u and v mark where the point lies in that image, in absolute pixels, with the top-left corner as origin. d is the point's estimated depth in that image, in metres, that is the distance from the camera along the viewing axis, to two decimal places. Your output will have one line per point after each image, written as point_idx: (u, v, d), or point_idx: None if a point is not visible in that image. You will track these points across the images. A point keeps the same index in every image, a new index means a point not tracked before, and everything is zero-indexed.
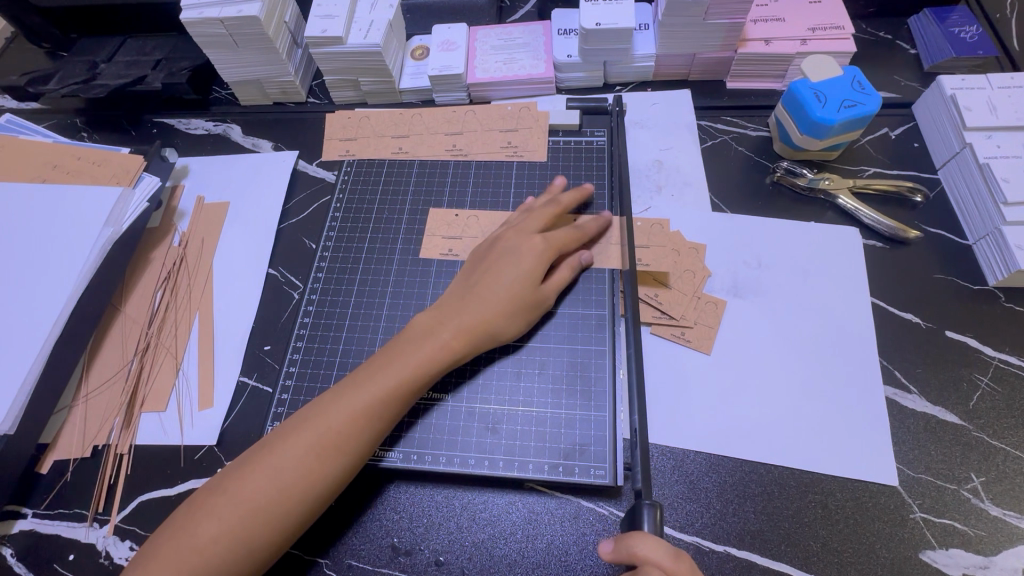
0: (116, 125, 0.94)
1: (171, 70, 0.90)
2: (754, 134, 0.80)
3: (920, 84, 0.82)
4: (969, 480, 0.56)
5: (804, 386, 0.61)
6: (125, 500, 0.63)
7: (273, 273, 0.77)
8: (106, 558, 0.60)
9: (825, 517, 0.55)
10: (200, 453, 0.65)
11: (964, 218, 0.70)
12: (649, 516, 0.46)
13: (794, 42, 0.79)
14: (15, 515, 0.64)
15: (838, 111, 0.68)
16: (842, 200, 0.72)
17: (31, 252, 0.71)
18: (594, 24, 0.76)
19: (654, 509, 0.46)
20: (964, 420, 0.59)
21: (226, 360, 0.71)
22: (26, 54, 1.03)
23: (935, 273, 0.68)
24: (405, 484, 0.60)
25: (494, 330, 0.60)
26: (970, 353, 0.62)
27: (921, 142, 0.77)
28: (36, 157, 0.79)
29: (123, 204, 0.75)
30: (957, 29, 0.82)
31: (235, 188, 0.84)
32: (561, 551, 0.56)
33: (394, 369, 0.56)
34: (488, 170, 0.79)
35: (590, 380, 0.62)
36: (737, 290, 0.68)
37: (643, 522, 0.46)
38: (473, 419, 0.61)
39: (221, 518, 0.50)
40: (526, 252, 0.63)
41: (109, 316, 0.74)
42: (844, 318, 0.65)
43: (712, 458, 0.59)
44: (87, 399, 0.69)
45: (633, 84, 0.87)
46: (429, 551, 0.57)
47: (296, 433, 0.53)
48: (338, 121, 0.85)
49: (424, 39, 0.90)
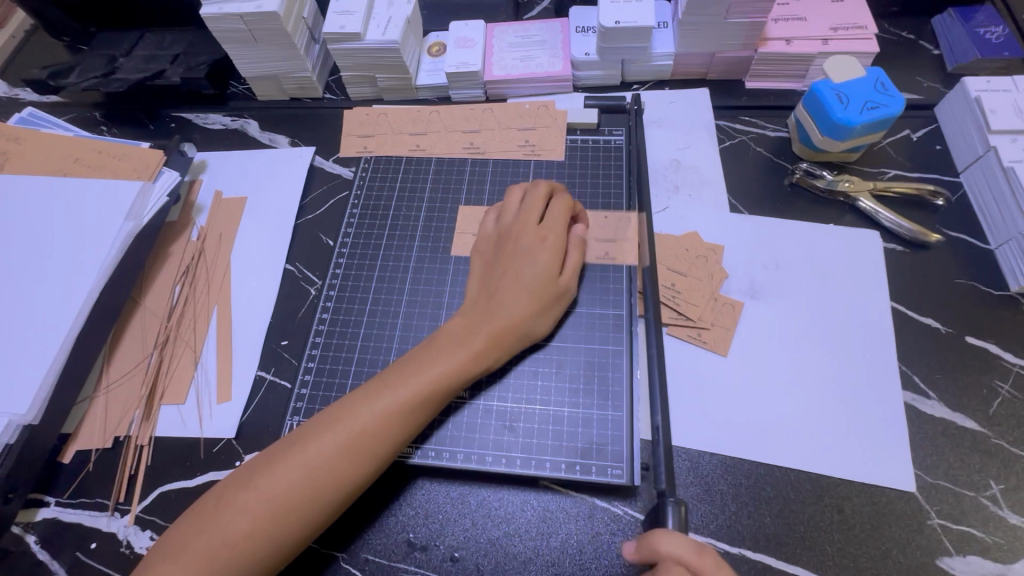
0: (134, 119, 0.94)
1: (189, 64, 0.91)
2: (774, 134, 0.80)
3: (943, 85, 0.81)
4: (989, 487, 0.56)
5: (823, 389, 0.61)
6: (145, 491, 0.64)
7: (291, 268, 0.78)
8: (128, 547, 0.61)
9: (843, 522, 0.55)
10: (219, 445, 0.66)
11: (987, 222, 0.69)
12: (674, 512, 0.46)
13: (815, 42, 0.78)
14: (38, 503, 0.65)
15: (860, 113, 0.68)
16: (862, 203, 0.71)
17: (53, 245, 0.71)
18: (613, 22, 0.76)
19: (679, 506, 0.46)
20: (984, 427, 0.59)
21: (244, 354, 0.72)
22: (46, 48, 1.04)
23: (956, 278, 0.67)
24: (422, 481, 0.61)
25: (521, 330, 0.61)
26: (991, 360, 0.62)
27: (944, 144, 0.77)
28: (59, 150, 0.80)
29: (144, 198, 0.75)
30: (982, 29, 0.81)
31: (253, 182, 0.85)
32: (576, 549, 0.56)
33: (427, 372, 0.57)
34: (504, 169, 0.79)
35: (607, 380, 0.62)
36: (754, 292, 0.67)
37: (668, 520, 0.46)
38: (490, 417, 0.61)
39: (253, 514, 0.50)
40: (542, 246, 0.63)
41: (129, 308, 0.75)
42: (864, 320, 0.65)
43: (727, 461, 0.59)
44: (108, 389, 0.70)
45: (650, 83, 0.86)
46: (445, 547, 0.57)
47: (328, 432, 0.53)
48: (356, 118, 0.86)
49: (441, 36, 0.90)
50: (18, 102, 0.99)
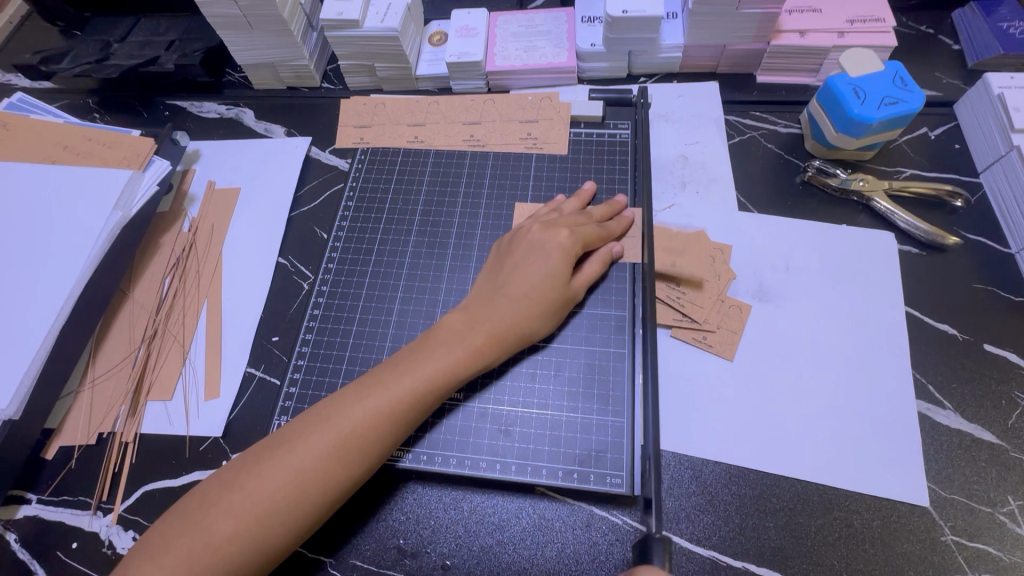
0: (127, 107, 0.92)
1: (184, 51, 0.89)
2: (785, 131, 0.77)
3: (962, 81, 0.78)
4: (1006, 503, 0.53)
5: (834, 399, 0.58)
6: (129, 490, 0.62)
7: (283, 262, 0.75)
8: (109, 548, 0.59)
9: (852, 536, 0.53)
10: (205, 444, 0.64)
11: (1007, 225, 0.67)
12: (660, 550, 0.44)
13: (831, 34, 0.75)
14: (19, 500, 0.63)
15: (877, 109, 0.65)
16: (877, 203, 0.69)
17: (37, 235, 0.69)
18: (621, 12, 0.73)
19: (665, 544, 0.44)
20: (1001, 439, 0.56)
21: (234, 349, 0.69)
22: (39, 32, 1.02)
23: (974, 283, 0.64)
24: (415, 485, 0.58)
25: (525, 331, 0.58)
26: (1009, 370, 0.59)
27: (963, 143, 0.74)
28: (46, 136, 0.78)
29: (133, 188, 0.73)
30: (1006, 24, 0.77)
31: (247, 173, 0.82)
32: (572, 559, 0.54)
33: (422, 370, 0.54)
34: (506, 162, 0.76)
35: (608, 384, 0.60)
36: (763, 294, 0.65)
37: (652, 556, 0.44)
38: (485, 421, 0.59)
39: (238, 515, 0.48)
40: (554, 248, 0.60)
41: (117, 301, 0.73)
42: (878, 327, 0.62)
43: (730, 469, 0.56)
44: (94, 384, 0.68)
45: (658, 76, 0.84)
46: (436, 554, 0.55)
47: (317, 431, 0.51)
48: (353, 108, 0.83)
49: (442, 24, 0.88)
50: (10, 87, 0.97)
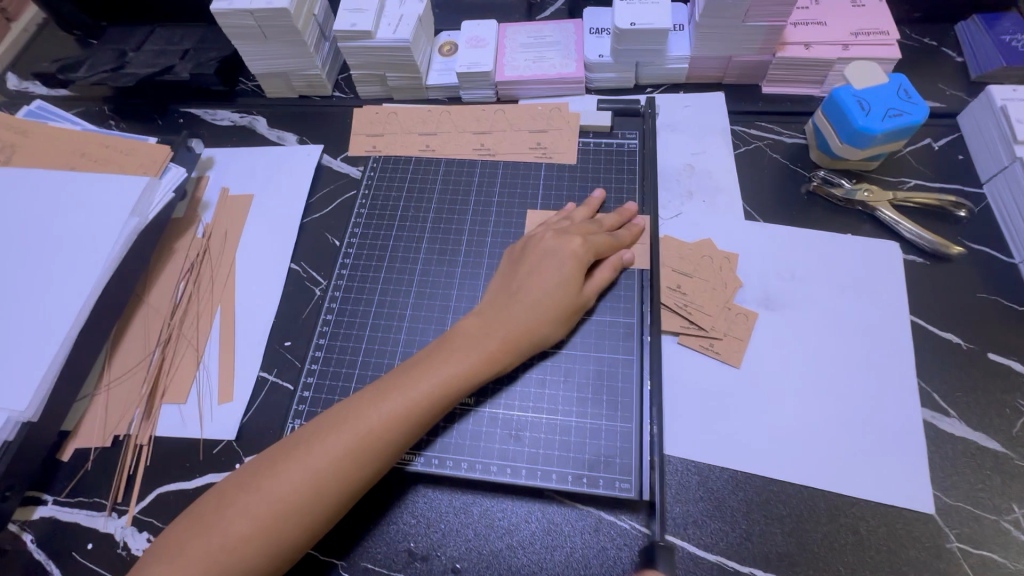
0: (142, 114, 0.94)
1: (198, 60, 0.91)
2: (790, 141, 0.78)
3: (966, 93, 0.79)
4: (1011, 511, 0.54)
5: (839, 406, 0.59)
6: (144, 491, 0.63)
7: (296, 267, 0.77)
8: (124, 549, 0.60)
9: (858, 543, 0.53)
10: (219, 447, 0.65)
11: (1011, 235, 0.67)
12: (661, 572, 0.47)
13: (835, 47, 0.76)
14: (35, 501, 0.64)
15: (881, 121, 0.66)
16: (882, 213, 0.70)
17: (56, 240, 0.71)
18: (628, 24, 0.74)
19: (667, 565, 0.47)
20: (1005, 448, 0.57)
21: (247, 353, 0.70)
22: (56, 40, 1.04)
23: (978, 292, 0.65)
24: (425, 489, 0.59)
25: (538, 337, 0.59)
26: (1013, 378, 0.60)
27: (967, 154, 0.75)
28: (65, 143, 0.79)
29: (149, 195, 0.74)
30: (1008, 37, 0.78)
31: (260, 180, 0.84)
32: (581, 563, 0.55)
33: (437, 374, 0.55)
34: (515, 171, 0.77)
35: (617, 390, 0.61)
36: (769, 302, 0.66)
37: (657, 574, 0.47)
38: (496, 426, 0.60)
39: (254, 515, 0.49)
40: (567, 255, 0.61)
41: (132, 306, 0.74)
42: (883, 334, 0.63)
43: (737, 475, 0.57)
44: (110, 387, 0.69)
45: (665, 86, 0.85)
46: (446, 557, 0.56)
47: (334, 433, 0.52)
48: (366, 116, 0.85)
49: (452, 35, 0.89)
50: (28, 95, 0.99)
